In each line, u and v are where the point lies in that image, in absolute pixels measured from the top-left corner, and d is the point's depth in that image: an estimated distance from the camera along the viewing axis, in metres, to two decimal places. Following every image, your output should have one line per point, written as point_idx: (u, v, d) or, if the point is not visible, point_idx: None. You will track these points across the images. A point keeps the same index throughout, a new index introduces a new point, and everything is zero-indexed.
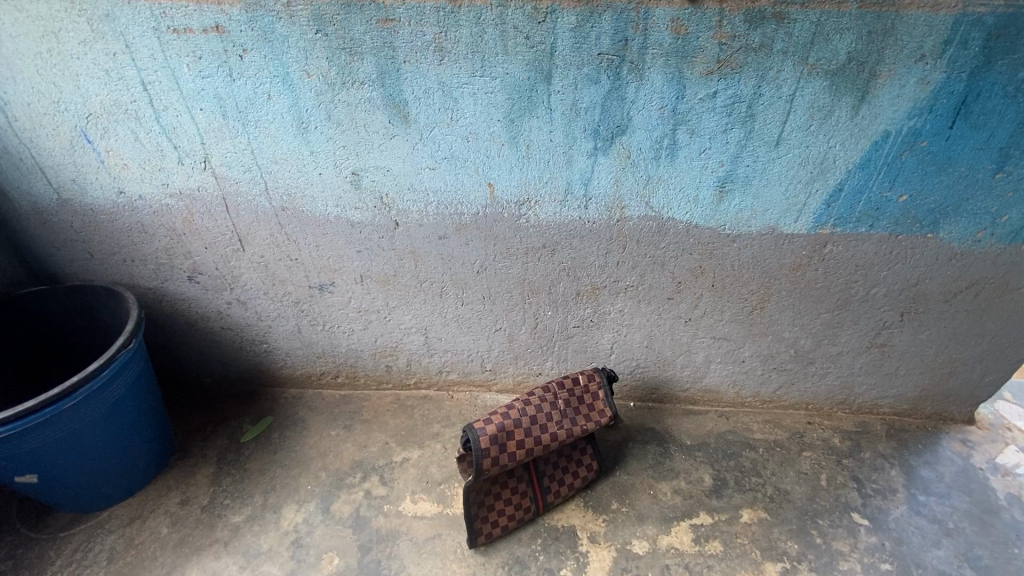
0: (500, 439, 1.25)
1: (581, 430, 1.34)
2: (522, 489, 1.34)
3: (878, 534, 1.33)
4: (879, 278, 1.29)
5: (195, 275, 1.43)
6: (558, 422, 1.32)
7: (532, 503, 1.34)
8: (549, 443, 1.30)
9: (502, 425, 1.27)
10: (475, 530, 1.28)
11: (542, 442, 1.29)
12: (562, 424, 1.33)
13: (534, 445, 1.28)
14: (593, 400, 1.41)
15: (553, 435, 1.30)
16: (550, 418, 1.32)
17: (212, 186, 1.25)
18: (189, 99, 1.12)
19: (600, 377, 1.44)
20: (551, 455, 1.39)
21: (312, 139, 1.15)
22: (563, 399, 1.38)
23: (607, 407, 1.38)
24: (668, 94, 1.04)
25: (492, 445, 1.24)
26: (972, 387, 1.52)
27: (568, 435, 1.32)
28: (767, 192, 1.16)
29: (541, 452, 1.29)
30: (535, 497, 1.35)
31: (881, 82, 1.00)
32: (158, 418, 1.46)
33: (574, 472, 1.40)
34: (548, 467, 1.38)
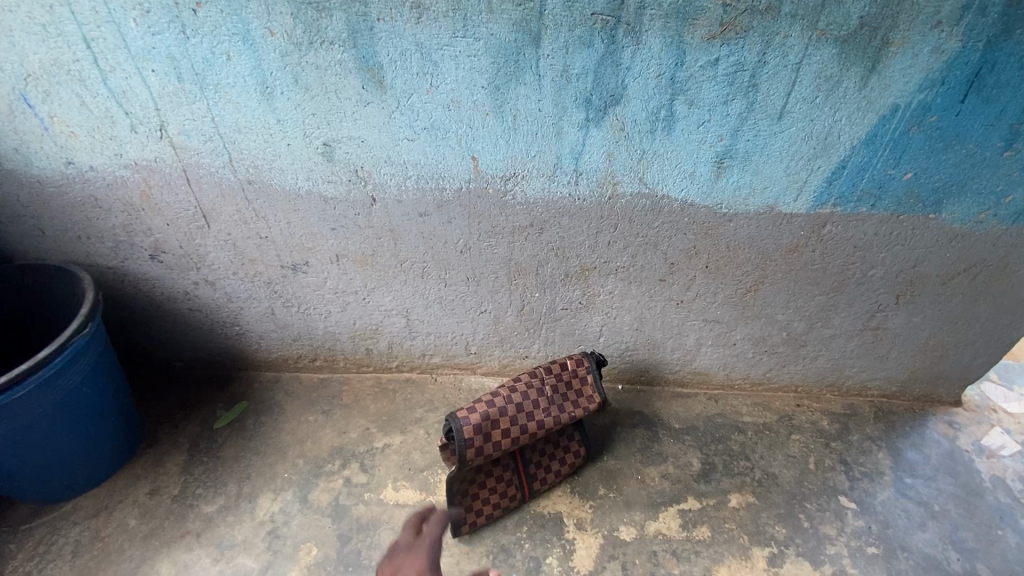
0: (483, 428, 1.20)
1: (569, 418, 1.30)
2: (506, 477, 1.30)
3: (864, 517, 1.33)
4: (877, 260, 1.25)
5: (157, 254, 1.33)
6: (545, 410, 1.28)
7: (517, 491, 1.30)
8: (536, 432, 1.25)
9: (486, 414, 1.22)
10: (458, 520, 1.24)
11: (527, 430, 1.24)
12: (549, 412, 1.28)
13: (519, 435, 1.23)
14: (582, 385, 1.36)
15: (540, 423, 1.26)
16: (536, 406, 1.28)
17: (170, 157, 1.15)
18: (139, 59, 1.01)
19: (589, 361, 1.38)
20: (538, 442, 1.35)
21: (277, 106, 1.05)
22: (551, 385, 1.32)
23: (596, 394, 1.34)
24: (666, 60, 0.96)
25: (476, 434, 1.19)
26: (962, 370, 1.50)
27: (556, 423, 1.27)
28: (767, 168, 1.09)
29: (527, 440, 1.25)
30: (520, 485, 1.31)
31: (894, 50, 0.93)
32: (124, 406, 1.38)
33: (561, 459, 1.36)
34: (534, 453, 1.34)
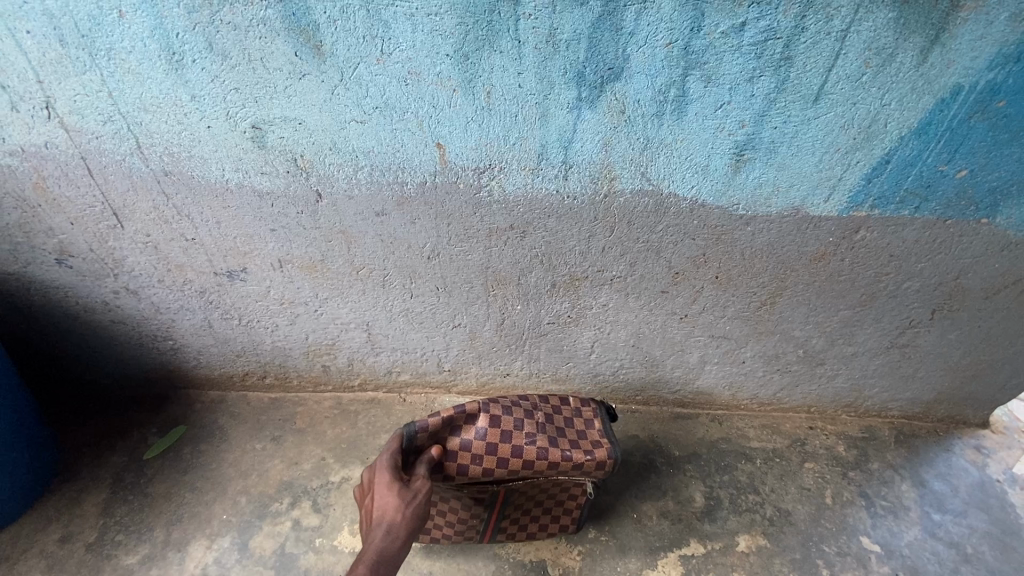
0: (442, 438, 1.03)
1: (559, 462, 1.04)
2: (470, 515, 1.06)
3: (890, 562, 1.17)
4: (914, 270, 1.07)
5: (64, 258, 1.12)
6: (528, 437, 1.05)
7: (476, 535, 1.09)
8: (510, 463, 1.03)
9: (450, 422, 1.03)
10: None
11: (495, 455, 1.03)
12: (533, 444, 1.05)
13: (486, 460, 1.02)
14: (585, 427, 1.13)
15: (516, 449, 1.04)
16: (517, 429, 1.06)
17: (64, 141, 0.93)
18: (8, 16, 0.79)
19: (597, 407, 1.18)
20: (527, 492, 1.07)
21: (190, 78, 0.84)
22: (544, 415, 1.12)
23: (600, 438, 1.11)
24: (678, 24, 0.76)
25: (430, 442, 1.02)
26: (994, 392, 1.34)
27: (538, 455, 1.04)
28: (796, 162, 0.90)
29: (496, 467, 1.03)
30: (484, 525, 1.08)
31: (963, 15, 0.74)
32: (29, 437, 1.16)
33: (548, 513, 1.11)
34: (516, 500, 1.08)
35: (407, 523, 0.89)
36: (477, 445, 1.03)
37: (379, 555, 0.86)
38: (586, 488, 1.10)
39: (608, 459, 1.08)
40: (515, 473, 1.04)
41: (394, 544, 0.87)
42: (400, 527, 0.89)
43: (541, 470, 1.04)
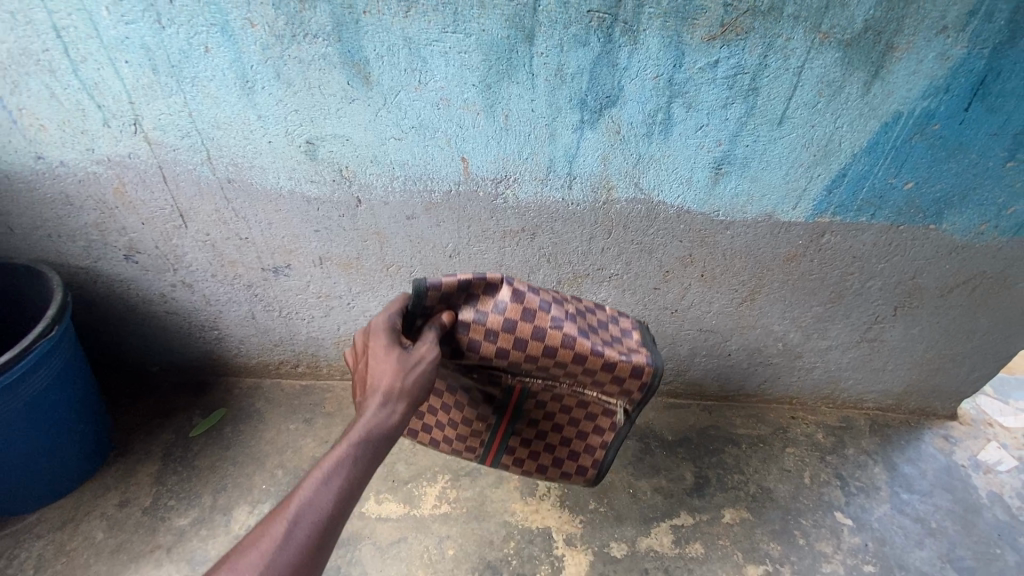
0: (454, 304, 0.87)
1: (588, 360, 0.89)
2: (480, 417, 1.00)
3: (860, 534, 1.29)
4: (875, 270, 1.22)
5: (132, 254, 1.28)
6: (555, 320, 0.88)
7: (483, 427, 1.00)
8: (530, 347, 0.88)
9: (466, 289, 0.85)
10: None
11: (515, 337, 0.87)
12: (560, 330, 0.88)
13: (502, 339, 0.87)
14: (621, 333, 0.97)
15: (539, 335, 0.87)
16: (545, 314, 0.88)
17: (145, 153, 1.09)
18: (111, 49, 0.95)
19: (635, 321, 1.01)
20: (549, 397, 0.97)
21: (258, 101, 1.00)
22: (575, 309, 0.94)
23: (637, 348, 0.94)
24: (663, 60, 0.92)
25: (440, 304, 0.86)
26: (958, 384, 1.48)
27: (564, 345, 0.88)
28: (766, 175, 1.06)
29: (513, 351, 0.88)
30: (495, 437, 1.01)
31: (897, 55, 0.90)
32: (94, 413, 1.32)
33: (566, 416, 1.00)
34: (533, 407, 0.98)
35: (405, 395, 0.76)
36: (495, 320, 0.86)
37: (373, 424, 0.73)
38: (620, 408, 0.97)
39: (649, 369, 0.92)
40: (536, 362, 0.89)
41: (388, 419, 0.75)
42: (396, 398, 0.75)
43: (566, 366, 0.90)
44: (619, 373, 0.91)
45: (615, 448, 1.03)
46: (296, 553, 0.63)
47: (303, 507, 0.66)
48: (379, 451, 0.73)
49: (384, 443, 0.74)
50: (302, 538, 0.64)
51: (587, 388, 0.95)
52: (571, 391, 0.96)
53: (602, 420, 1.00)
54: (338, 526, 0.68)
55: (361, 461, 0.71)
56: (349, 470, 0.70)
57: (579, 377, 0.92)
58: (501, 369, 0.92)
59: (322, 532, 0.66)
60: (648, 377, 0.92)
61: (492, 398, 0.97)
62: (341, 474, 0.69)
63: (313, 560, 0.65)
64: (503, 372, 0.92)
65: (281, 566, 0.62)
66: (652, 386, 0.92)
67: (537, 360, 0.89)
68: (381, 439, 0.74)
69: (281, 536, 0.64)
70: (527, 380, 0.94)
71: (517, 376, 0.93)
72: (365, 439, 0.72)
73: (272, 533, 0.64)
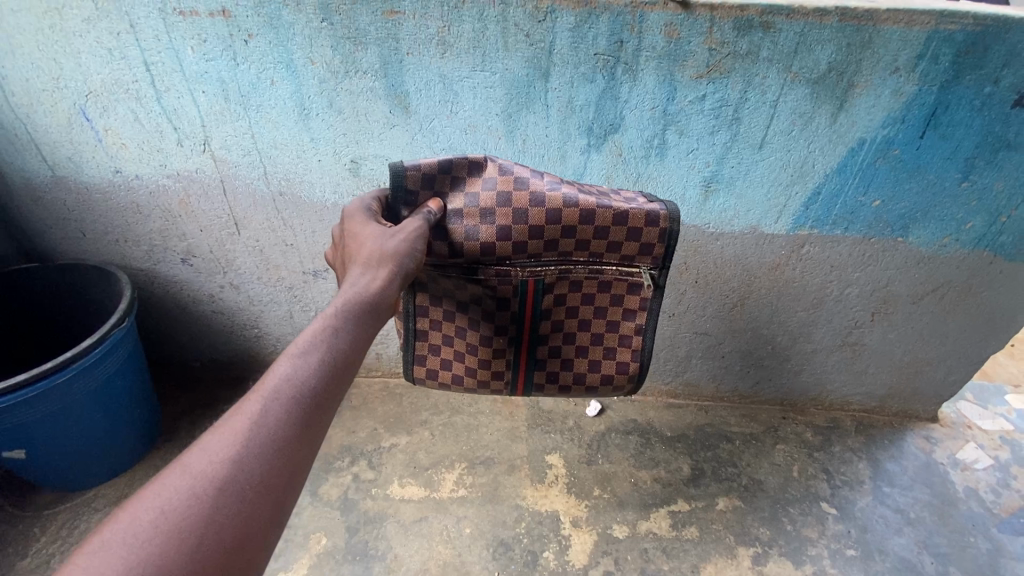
0: (441, 191, 0.79)
1: (597, 220, 0.78)
2: (499, 334, 0.86)
3: (844, 522, 1.40)
4: (852, 279, 1.36)
5: (188, 258, 1.44)
6: (551, 185, 0.79)
7: (504, 350, 0.87)
8: (531, 218, 0.78)
9: (448, 172, 0.79)
10: (408, 371, 0.89)
11: (513, 210, 0.78)
12: (558, 193, 0.78)
13: (500, 215, 0.78)
14: (627, 198, 0.85)
15: (536, 200, 0.77)
16: (537, 182, 0.79)
17: (210, 169, 1.26)
18: (192, 81, 1.13)
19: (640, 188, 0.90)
20: (567, 286, 0.84)
21: (312, 126, 1.17)
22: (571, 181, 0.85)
23: (646, 200, 0.82)
24: (659, 95, 1.09)
25: (424, 190, 0.79)
26: (936, 387, 1.60)
27: (564, 205, 0.77)
28: (750, 193, 1.21)
29: (511, 226, 0.78)
30: (519, 355, 0.88)
31: (858, 92, 1.06)
32: (147, 400, 1.46)
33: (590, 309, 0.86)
34: (554, 303, 0.85)
35: (393, 260, 0.67)
36: (486, 198, 0.78)
37: (359, 294, 0.62)
38: (645, 273, 0.83)
39: (665, 212, 0.80)
40: (542, 237, 0.79)
41: (376, 287, 0.64)
42: (382, 265, 0.66)
43: (575, 233, 0.79)
44: (632, 225, 0.79)
45: (652, 332, 0.87)
46: (284, 429, 0.49)
47: (284, 382, 0.52)
48: (372, 325, 0.61)
49: (376, 313, 0.62)
50: (287, 412, 0.50)
51: (604, 262, 0.82)
52: (589, 272, 0.83)
53: (630, 300, 0.86)
54: (332, 408, 0.54)
55: (344, 333, 0.58)
56: (332, 343, 0.57)
57: (592, 247, 0.80)
58: (507, 258, 0.80)
59: (310, 412, 0.51)
60: (667, 223, 0.79)
61: (506, 301, 0.83)
62: (322, 350, 0.56)
63: (305, 442, 0.50)
64: (511, 262, 0.80)
65: (265, 445, 0.47)
66: (673, 232, 0.79)
67: (542, 233, 0.78)
68: (372, 308, 0.62)
69: (254, 416, 0.49)
70: (538, 269, 0.82)
71: (527, 263, 0.81)
72: (352, 308, 0.60)
73: (246, 414, 0.49)
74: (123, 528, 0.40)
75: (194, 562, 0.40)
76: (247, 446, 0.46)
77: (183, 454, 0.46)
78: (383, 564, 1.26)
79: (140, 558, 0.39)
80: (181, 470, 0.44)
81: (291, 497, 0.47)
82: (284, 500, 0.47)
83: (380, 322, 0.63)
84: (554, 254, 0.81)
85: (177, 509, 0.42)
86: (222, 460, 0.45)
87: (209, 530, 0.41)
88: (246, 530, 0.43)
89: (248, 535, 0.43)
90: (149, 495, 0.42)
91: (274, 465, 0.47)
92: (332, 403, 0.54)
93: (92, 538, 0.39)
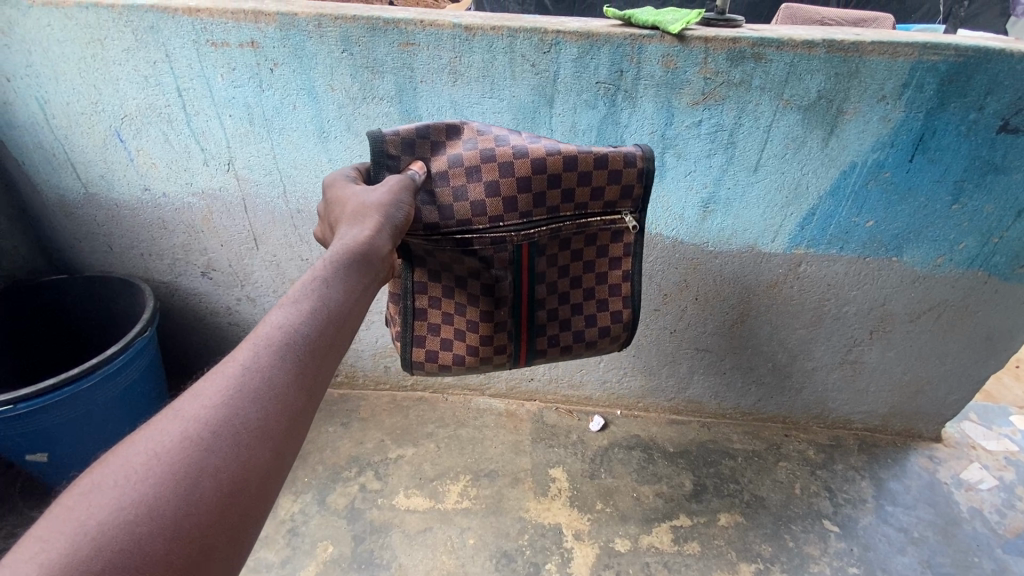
0: (422, 155, 0.81)
1: (579, 163, 0.81)
2: (498, 306, 0.90)
3: (846, 540, 1.41)
4: (849, 297, 1.39)
5: (208, 271, 1.51)
6: (530, 139, 0.82)
7: (507, 318, 0.92)
8: (517, 171, 0.80)
9: (427, 138, 0.81)
10: (409, 354, 0.91)
11: (498, 164, 0.80)
12: (540, 145, 0.81)
13: (487, 171, 0.80)
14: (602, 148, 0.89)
15: (519, 154, 0.80)
16: (517, 138, 0.82)
17: (233, 187, 1.34)
18: (220, 106, 1.21)
19: None
20: (557, 241, 0.88)
21: (330, 147, 1.25)
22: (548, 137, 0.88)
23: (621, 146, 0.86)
24: (657, 120, 1.15)
25: (406, 154, 0.80)
26: (938, 406, 1.61)
27: (546, 155, 0.80)
28: (746, 213, 1.26)
29: (499, 181, 0.80)
30: (519, 325, 0.93)
31: (847, 118, 1.12)
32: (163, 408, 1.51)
33: (580, 261, 0.92)
34: (546, 267, 0.90)
35: (379, 216, 0.68)
36: (470, 157, 0.80)
37: (350, 244, 0.64)
38: (627, 219, 0.88)
39: (641, 153, 0.84)
40: (530, 189, 0.81)
41: (365, 240, 0.65)
42: (370, 223, 0.68)
43: (560, 181, 0.82)
44: (613, 170, 0.83)
45: (637, 279, 0.95)
46: (276, 375, 0.50)
47: (275, 332, 0.53)
48: (363, 279, 0.62)
49: (366, 266, 0.64)
50: (279, 359, 0.51)
51: (589, 214, 0.86)
52: (576, 227, 0.87)
53: (616, 247, 0.92)
54: (329, 356, 0.55)
55: (335, 284, 0.60)
56: (323, 295, 0.58)
57: (578, 195, 0.84)
58: (499, 216, 0.82)
59: (305, 358, 0.53)
60: (643, 163, 0.84)
61: (503, 271, 0.87)
62: (313, 300, 0.57)
63: (298, 389, 0.51)
64: (504, 221, 0.82)
65: (256, 391, 0.48)
66: (649, 172, 0.85)
67: (529, 184, 0.80)
68: (362, 261, 0.63)
69: (247, 362, 0.50)
70: (530, 228, 0.84)
71: (519, 220, 0.83)
72: (341, 262, 0.62)
73: (237, 362, 0.50)
74: (117, 468, 0.41)
75: (190, 500, 0.41)
76: (238, 391, 0.48)
77: (176, 400, 0.47)
78: (388, 573, 1.28)
79: (135, 496, 0.40)
80: (174, 414, 0.45)
81: (285, 442, 0.48)
82: (280, 443, 0.48)
83: (371, 277, 0.64)
84: (543, 212, 0.84)
85: (170, 449, 0.42)
86: (213, 404, 0.46)
87: (204, 470, 0.42)
88: (242, 471, 0.44)
89: (244, 475, 0.44)
90: (142, 439, 0.43)
91: (267, 409, 0.48)
92: (326, 353, 0.55)
93: (85, 480, 0.40)
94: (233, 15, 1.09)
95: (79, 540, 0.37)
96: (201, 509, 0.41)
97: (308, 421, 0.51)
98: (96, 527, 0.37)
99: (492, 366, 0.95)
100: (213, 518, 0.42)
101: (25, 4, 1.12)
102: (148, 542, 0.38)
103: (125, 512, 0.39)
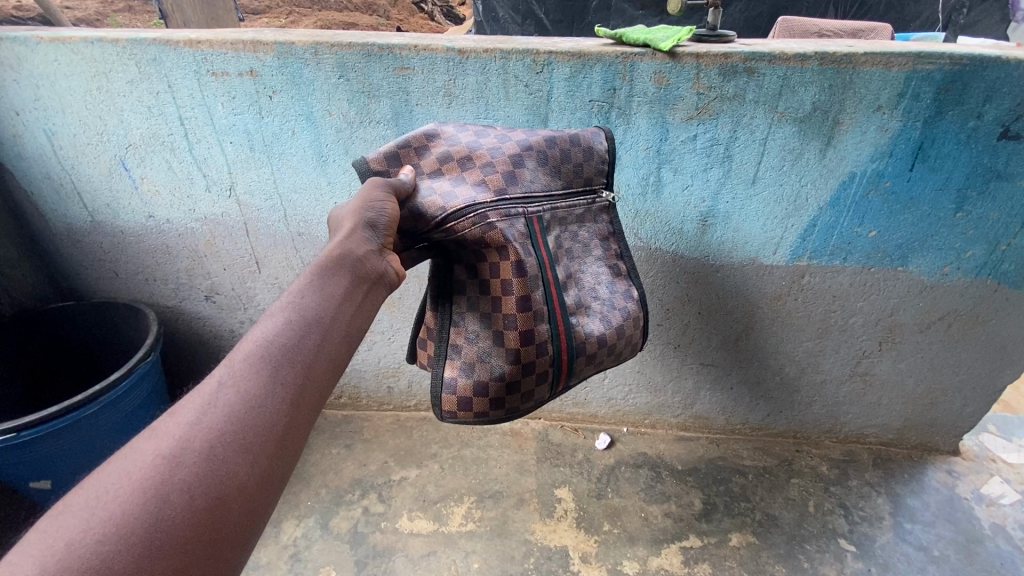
0: (410, 163, 0.80)
1: (558, 142, 0.86)
2: (532, 291, 0.80)
3: (864, 560, 1.36)
4: (856, 308, 1.37)
5: (212, 295, 1.52)
6: (507, 133, 0.86)
7: (542, 307, 0.81)
8: (506, 153, 0.82)
9: (410, 146, 0.80)
10: (444, 372, 0.81)
11: (487, 150, 0.81)
12: (517, 134, 0.86)
13: (479, 156, 0.80)
14: None
15: (501, 140, 0.84)
16: (493, 131, 0.86)
17: (235, 212, 1.35)
18: (220, 133, 1.23)
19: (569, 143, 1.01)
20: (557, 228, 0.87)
21: (330, 171, 1.26)
22: None
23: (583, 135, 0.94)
24: (653, 136, 1.15)
25: (394, 167, 0.79)
26: (954, 418, 1.56)
27: (527, 140, 0.85)
28: (746, 225, 1.26)
29: (493, 162, 0.80)
30: (555, 316, 0.82)
31: (844, 128, 1.11)
32: None
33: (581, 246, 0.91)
34: (558, 249, 0.86)
35: (351, 222, 0.67)
36: (458, 151, 0.80)
37: (323, 256, 0.63)
38: (604, 194, 0.94)
39: (603, 134, 0.93)
40: (525, 164, 0.82)
41: (338, 248, 0.64)
42: (343, 231, 0.67)
43: (548, 158, 0.85)
44: (585, 147, 0.89)
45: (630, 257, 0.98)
46: (254, 388, 0.50)
47: (254, 346, 0.53)
48: (342, 285, 0.62)
49: (343, 272, 0.63)
50: (256, 372, 0.50)
51: (575, 191, 0.89)
52: (569, 204, 0.87)
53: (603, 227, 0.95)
54: (313, 363, 0.54)
55: (312, 293, 0.59)
56: (302, 307, 0.57)
57: (565, 173, 0.87)
58: (503, 190, 0.79)
59: (281, 368, 0.52)
60: (608, 141, 0.93)
61: (526, 249, 0.79)
62: (289, 311, 0.56)
63: (276, 402, 0.50)
64: (509, 194, 0.79)
65: (232, 406, 0.48)
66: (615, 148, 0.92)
67: (521, 159, 0.82)
68: (338, 267, 0.63)
69: (222, 381, 0.50)
70: (534, 203, 0.82)
71: (523, 193, 0.80)
72: (318, 272, 0.61)
73: (214, 379, 0.50)
74: (90, 489, 0.41)
75: (162, 516, 0.41)
76: (214, 408, 0.47)
77: (154, 421, 0.47)
78: None
79: (105, 516, 0.40)
80: (152, 434, 0.45)
81: (264, 456, 0.47)
82: (258, 458, 0.47)
83: (352, 281, 0.63)
84: (541, 189, 0.83)
85: (143, 467, 0.43)
86: (188, 422, 0.46)
87: (176, 487, 0.42)
88: (216, 488, 0.44)
89: (222, 490, 0.44)
90: (118, 460, 0.44)
91: (244, 422, 0.47)
92: (308, 363, 0.54)
93: (58, 503, 0.41)
94: (233, 45, 1.12)
95: (44, 562, 0.37)
96: (173, 527, 0.41)
97: (292, 433, 0.50)
98: (66, 547, 0.38)
99: (536, 373, 0.82)
100: (185, 535, 0.41)
101: (33, 40, 1.16)
102: (117, 560, 0.38)
103: (93, 533, 0.39)
